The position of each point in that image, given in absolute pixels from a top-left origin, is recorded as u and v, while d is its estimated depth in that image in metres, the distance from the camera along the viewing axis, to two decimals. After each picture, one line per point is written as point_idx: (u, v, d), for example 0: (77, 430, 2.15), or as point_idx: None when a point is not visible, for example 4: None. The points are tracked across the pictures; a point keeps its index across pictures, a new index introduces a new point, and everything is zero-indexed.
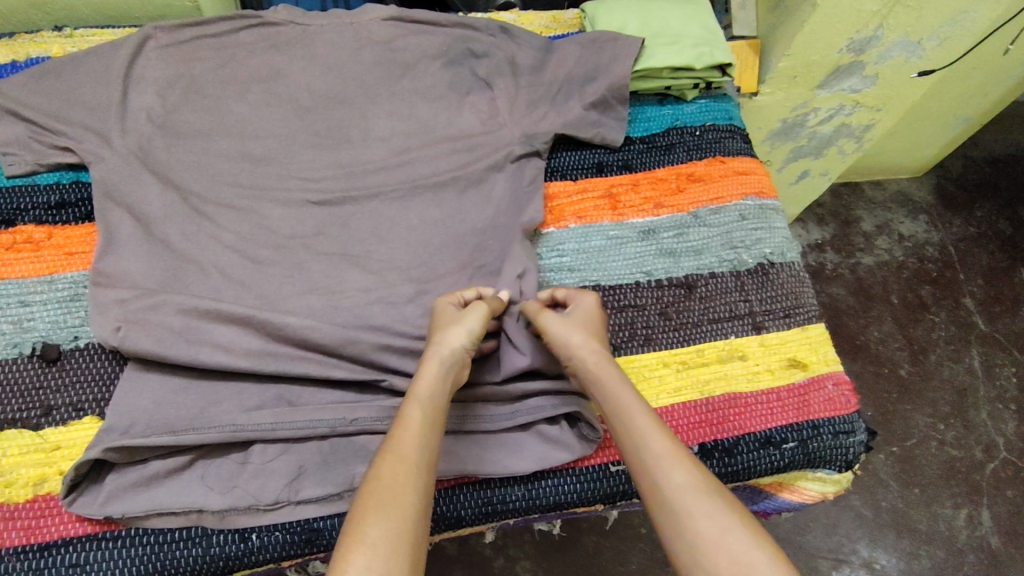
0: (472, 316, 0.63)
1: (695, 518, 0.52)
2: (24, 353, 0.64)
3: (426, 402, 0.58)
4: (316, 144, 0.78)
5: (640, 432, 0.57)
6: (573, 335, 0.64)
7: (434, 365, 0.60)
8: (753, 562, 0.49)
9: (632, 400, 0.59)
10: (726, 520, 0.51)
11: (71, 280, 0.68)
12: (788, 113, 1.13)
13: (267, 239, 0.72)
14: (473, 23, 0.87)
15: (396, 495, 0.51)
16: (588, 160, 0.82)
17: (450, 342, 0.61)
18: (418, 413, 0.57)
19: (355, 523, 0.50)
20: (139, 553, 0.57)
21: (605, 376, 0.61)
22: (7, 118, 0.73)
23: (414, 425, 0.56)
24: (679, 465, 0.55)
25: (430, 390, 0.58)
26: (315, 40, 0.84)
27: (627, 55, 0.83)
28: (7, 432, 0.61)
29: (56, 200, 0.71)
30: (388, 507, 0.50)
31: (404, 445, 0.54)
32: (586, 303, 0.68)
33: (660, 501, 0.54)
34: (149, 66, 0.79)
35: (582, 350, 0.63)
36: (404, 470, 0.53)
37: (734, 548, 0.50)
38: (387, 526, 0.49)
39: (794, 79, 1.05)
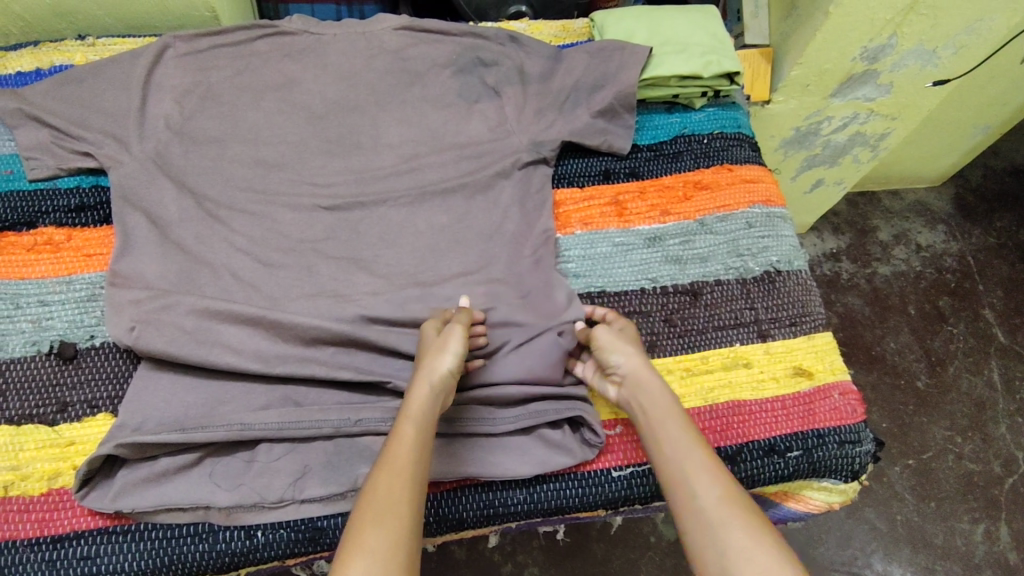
0: (453, 340, 0.63)
1: (724, 528, 0.53)
2: (42, 351, 0.66)
3: (419, 423, 0.59)
4: (328, 151, 0.80)
5: (678, 443, 0.59)
6: (622, 346, 0.65)
7: (424, 388, 0.61)
8: (779, 574, 0.50)
9: (672, 412, 0.61)
10: (760, 536, 0.52)
11: (88, 281, 0.69)
12: (801, 122, 1.13)
13: (279, 243, 0.73)
14: (482, 32, 0.88)
15: (390, 507, 0.54)
16: (595, 167, 0.83)
17: (438, 368, 0.62)
18: (410, 430, 0.59)
19: (354, 534, 0.53)
20: (148, 546, 0.59)
21: (650, 386, 0.63)
22: (30, 125, 0.76)
23: (407, 440, 0.58)
24: (716, 479, 0.56)
25: (422, 408, 0.60)
26: (329, 49, 0.86)
27: (634, 64, 0.84)
28: (24, 427, 0.63)
29: (76, 203, 0.73)
30: (385, 518, 0.53)
31: (398, 459, 0.57)
32: (628, 325, 0.69)
33: (691, 510, 0.55)
34: (167, 74, 0.81)
35: (631, 362, 0.65)
36: (397, 483, 0.55)
37: (761, 560, 0.51)
38: (383, 536, 0.52)
39: (806, 87, 1.05)
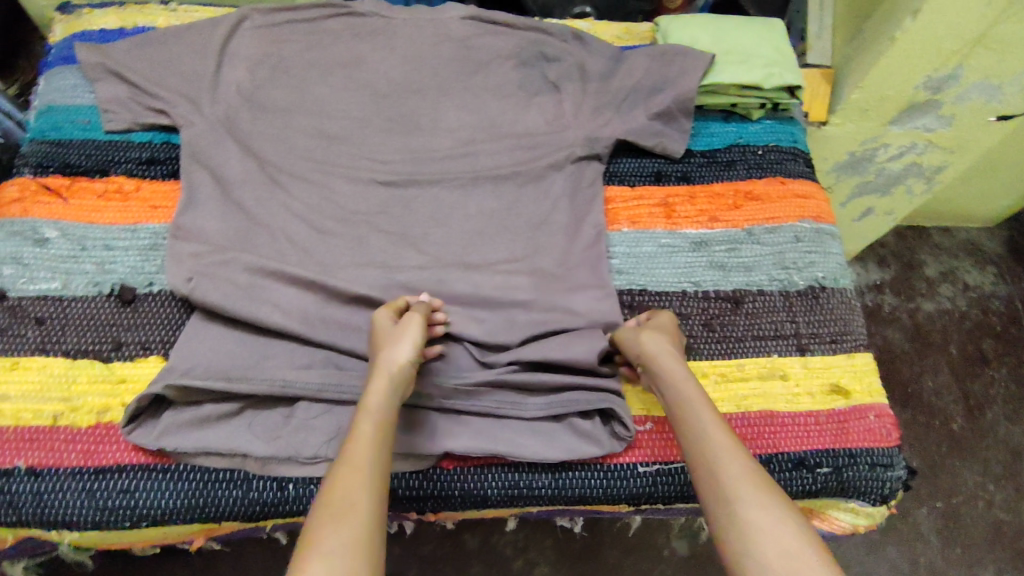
0: (412, 330, 0.63)
1: (747, 507, 0.52)
2: (103, 292, 0.69)
3: (378, 417, 0.57)
4: (388, 129, 0.82)
5: (701, 423, 0.58)
6: (644, 333, 0.66)
7: (381, 383, 0.60)
8: (804, 554, 0.49)
9: (697, 392, 0.61)
10: (780, 513, 0.52)
11: (153, 231, 0.72)
12: (857, 147, 1.11)
13: (335, 212, 0.76)
14: (547, 28, 0.90)
15: (347, 506, 0.51)
16: (647, 168, 0.84)
17: (397, 358, 0.61)
18: (368, 428, 0.57)
19: (313, 529, 0.50)
20: (185, 486, 0.61)
21: (669, 367, 0.63)
22: (111, 79, 0.79)
23: (365, 439, 0.56)
24: (735, 457, 0.56)
25: (379, 404, 0.58)
26: (397, 33, 0.88)
27: (696, 69, 0.84)
28: (80, 362, 0.65)
29: (147, 156, 0.76)
30: (343, 518, 0.50)
31: (356, 457, 0.54)
32: (663, 318, 0.70)
33: (713, 488, 0.55)
34: (243, 44, 0.84)
35: (653, 345, 0.65)
36: (355, 482, 0.53)
37: (785, 539, 0.50)
38: (343, 535, 0.50)
39: (865, 112, 1.04)
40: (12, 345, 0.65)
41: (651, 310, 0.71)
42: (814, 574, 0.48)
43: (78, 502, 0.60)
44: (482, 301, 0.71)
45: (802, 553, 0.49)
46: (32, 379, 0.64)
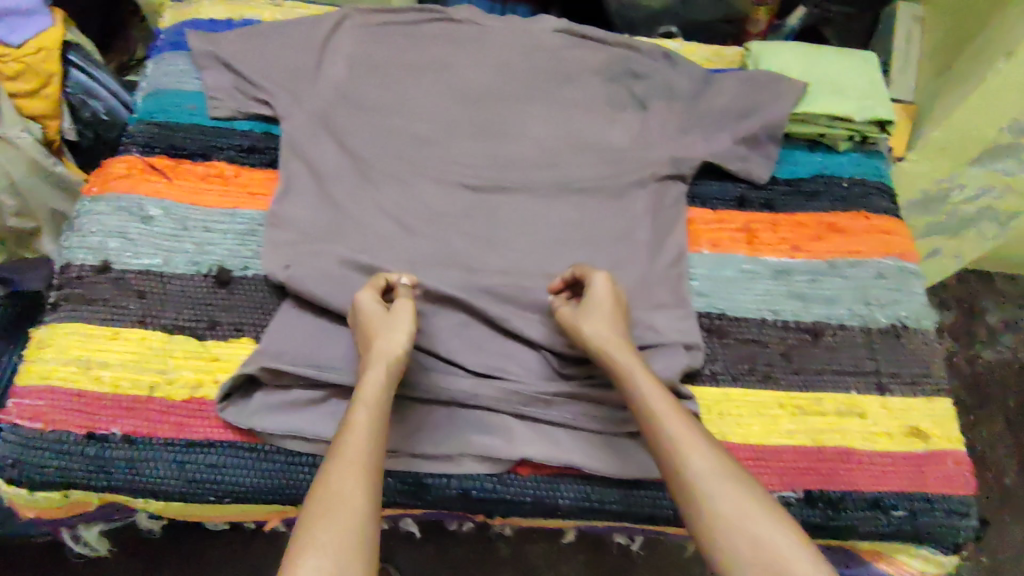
0: (403, 316, 0.63)
1: (715, 502, 0.51)
2: (201, 272, 0.71)
3: (372, 405, 0.56)
4: (476, 134, 0.83)
5: (654, 415, 0.57)
6: (592, 320, 0.65)
7: (377, 370, 0.59)
8: (780, 543, 0.48)
9: (652, 386, 0.59)
10: (749, 503, 0.51)
11: (250, 217, 0.75)
12: (931, 185, 1.08)
13: (421, 212, 0.77)
14: (637, 45, 0.90)
15: (336, 498, 0.49)
16: (731, 192, 0.83)
17: (393, 347, 0.61)
18: (363, 416, 0.55)
19: (306, 524, 0.48)
20: (270, 467, 0.63)
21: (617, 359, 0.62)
22: (219, 69, 0.83)
23: (358, 428, 0.54)
24: (695, 448, 0.54)
25: (376, 392, 0.57)
26: (490, 40, 0.89)
27: (787, 97, 0.84)
28: (176, 337, 0.68)
29: (248, 144, 0.79)
30: (337, 510, 0.49)
31: (351, 447, 0.53)
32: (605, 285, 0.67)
33: (681, 484, 0.53)
34: (342, 42, 0.87)
35: (601, 335, 0.64)
36: (349, 472, 0.51)
37: (755, 530, 0.49)
38: (335, 526, 0.48)
39: (946, 151, 1.02)
40: (115, 316, 0.69)
41: (588, 269, 0.69)
42: (789, 563, 0.47)
43: (166, 473, 0.62)
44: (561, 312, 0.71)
45: (777, 541, 0.48)
46: (132, 349, 0.67)
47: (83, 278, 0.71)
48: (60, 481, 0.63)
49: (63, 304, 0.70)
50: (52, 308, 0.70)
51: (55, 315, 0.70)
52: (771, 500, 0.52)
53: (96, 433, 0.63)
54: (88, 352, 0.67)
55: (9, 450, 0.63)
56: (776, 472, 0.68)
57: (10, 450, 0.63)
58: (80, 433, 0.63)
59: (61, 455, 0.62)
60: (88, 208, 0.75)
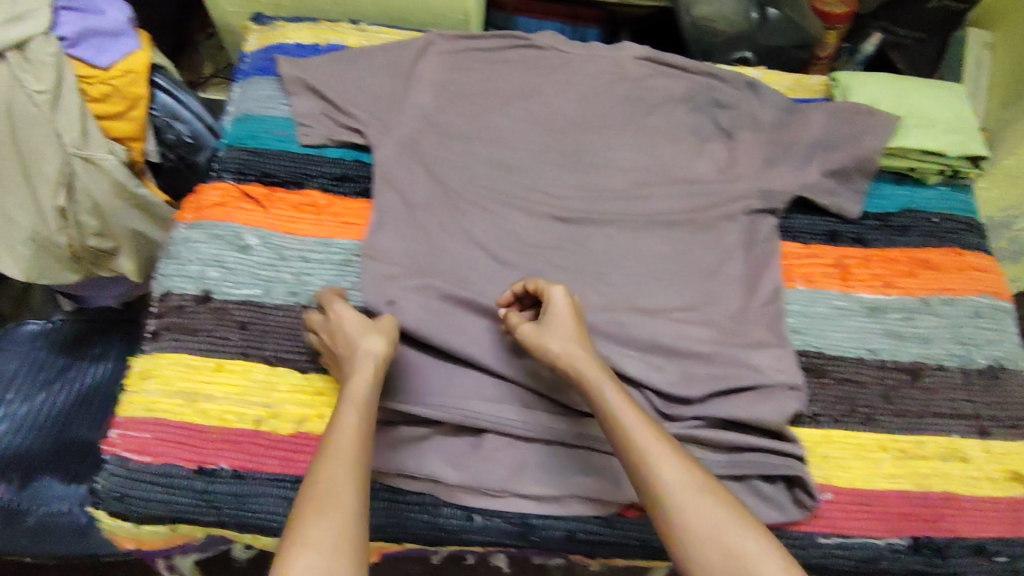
0: (384, 333, 0.64)
1: (685, 513, 0.51)
2: (301, 303, 0.72)
3: (355, 411, 0.57)
4: (562, 164, 0.81)
5: (626, 427, 0.56)
6: (553, 335, 0.62)
7: (361, 370, 0.60)
8: (748, 549, 0.49)
9: (617, 394, 0.58)
10: (717, 510, 0.51)
11: (344, 246, 0.75)
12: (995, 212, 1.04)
13: (513, 244, 0.75)
14: (720, 73, 0.88)
15: (322, 506, 0.50)
16: (821, 227, 0.82)
17: (368, 357, 0.61)
18: (352, 415, 0.57)
19: (298, 525, 0.50)
20: (376, 506, 0.63)
21: (584, 371, 0.60)
22: (307, 94, 0.83)
23: (349, 427, 0.56)
24: (665, 458, 0.54)
25: (362, 392, 0.59)
26: (573, 68, 0.88)
27: (882, 132, 0.83)
28: (280, 369, 0.68)
29: (339, 172, 0.79)
30: (328, 509, 0.50)
31: (341, 447, 0.54)
32: (562, 296, 0.65)
33: (652, 497, 0.53)
34: (428, 67, 0.86)
35: (565, 351, 0.61)
36: (340, 471, 0.53)
37: (726, 540, 0.50)
38: (322, 532, 0.49)
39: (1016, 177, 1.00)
40: (217, 347, 0.69)
41: (545, 283, 0.66)
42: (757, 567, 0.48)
43: (275, 509, 0.63)
44: (660, 350, 0.70)
45: (746, 545, 0.49)
46: (236, 382, 0.67)
47: (185, 307, 0.71)
48: (168, 515, 0.63)
49: (164, 333, 0.70)
50: (151, 337, 0.70)
51: (154, 345, 0.69)
52: (741, 507, 0.52)
53: (205, 467, 0.64)
54: (193, 384, 0.67)
55: (117, 483, 0.63)
56: (881, 518, 0.67)
57: (118, 483, 0.63)
58: (188, 468, 0.64)
59: (171, 489, 0.63)
60: (183, 235, 0.75)
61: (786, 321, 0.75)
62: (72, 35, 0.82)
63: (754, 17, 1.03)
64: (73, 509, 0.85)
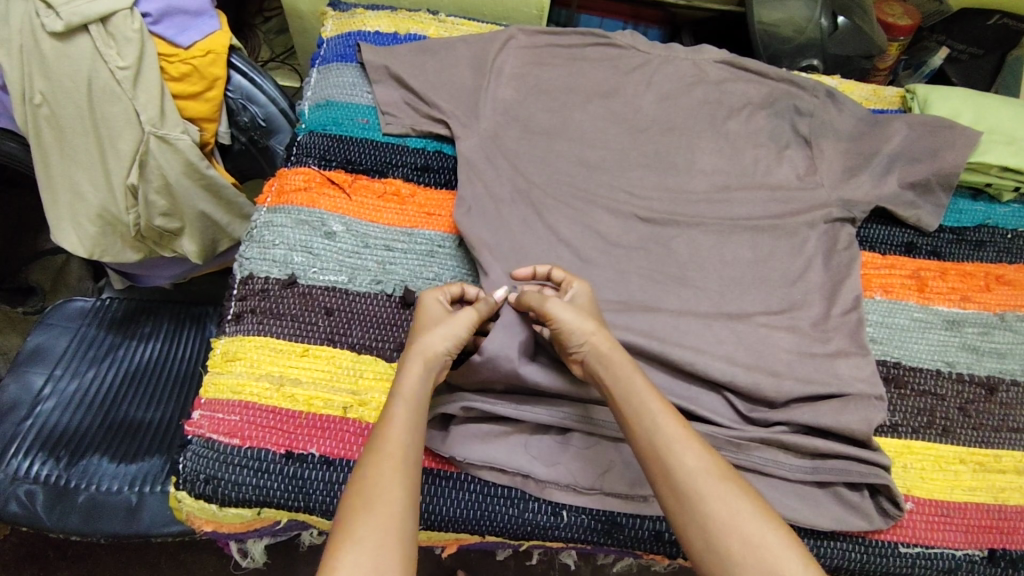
0: (455, 321, 0.63)
1: (708, 502, 0.52)
2: (385, 291, 0.72)
3: (410, 401, 0.57)
4: (646, 165, 0.83)
5: (649, 416, 0.56)
6: (583, 320, 0.62)
7: (417, 367, 0.60)
8: (771, 543, 0.49)
9: (645, 384, 0.59)
10: (738, 503, 0.51)
11: (429, 237, 0.76)
12: None
13: (597, 242, 0.77)
14: (799, 81, 0.90)
15: (376, 495, 0.51)
16: (898, 238, 0.83)
17: (433, 344, 0.61)
18: (404, 414, 0.57)
19: (347, 524, 0.49)
20: (466, 496, 0.63)
21: (613, 358, 0.60)
22: (390, 84, 0.83)
23: (397, 425, 0.56)
24: (688, 447, 0.55)
25: (414, 391, 0.58)
26: (654, 69, 0.89)
27: (962, 145, 0.83)
28: (365, 357, 0.68)
29: (422, 163, 0.80)
30: (374, 507, 0.50)
31: (390, 444, 0.54)
32: (582, 291, 0.66)
33: (676, 486, 0.53)
34: (508, 60, 0.87)
35: (594, 337, 0.61)
36: (389, 469, 0.53)
37: (747, 530, 0.50)
38: (373, 521, 0.49)
39: None
40: (303, 332, 0.69)
41: (569, 276, 0.68)
42: (780, 561, 0.48)
43: None
44: (746, 353, 0.71)
45: (769, 538, 0.50)
46: (322, 367, 0.67)
47: (268, 291, 0.70)
48: (256, 499, 0.62)
49: (247, 316, 0.69)
50: (234, 319, 0.70)
51: (238, 327, 0.69)
52: (762, 501, 0.53)
53: (294, 451, 0.63)
54: (279, 367, 0.67)
55: (205, 464, 0.62)
56: (961, 529, 0.67)
57: (206, 464, 0.62)
58: (277, 452, 0.63)
59: (260, 472, 0.62)
60: (266, 218, 0.74)
61: (866, 328, 0.75)
62: (155, 11, 0.82)
63: (825, 23, 1.04)
64: (126, 489, 0.81)
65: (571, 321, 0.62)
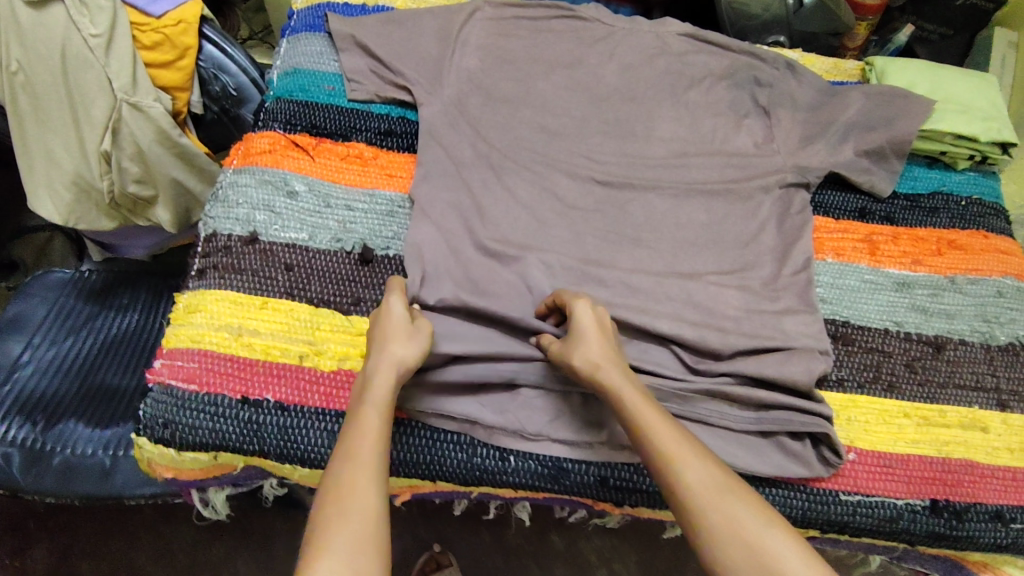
0: (419, 333, 0.62)
1: (715, 518, 0.52)
2: (345, 249, 0.74)
3: (380, 408, 0.57)
4: (607, 132, 0.85)
5: (655, 435, 0.56)
6: (581, 356, 0.62)
7: (387, 375, 0.59)
8: (777, 554, 0.49)
9: (645, 401, 0.59)
10: (751, 516, 0.51)
11: (390, 198, 0.78)
12: None
13: (555, 204, 0.79)
14: (760, 53, 0.92)
15: (351, 503, 0.51)
16: (852, 203, 0.85)
17: (398, 356, 0.60)
18: (374, 419, 0.57)
19: (319, 533, 0.49)
20: (415, 441, 0.65)
21: (616, 382, 0.60)
22: (357, 52, 0.85)
23: (366, 431, 0.56)
24: (696, 463, 0.54)
25: (384, 397, 0.58)
26: (617, 41, 0.91)
27: (916, 114, 0.85)
28: (323, 310, 0.70)
29: (385, 127, 0.82)
30: (348, 516, 0.50)
31: (362, 453, 0.54)
32: (587, 316, 0.64)
33: (681, 502, 0.53)
34: (474, 31, 0.89)
35: (597, 369, 0.61)
36: (361, 477, 0.53)
37: (755, 543, 0.50)
38: (349, 529, 0.49)
39: None
40: (262, 286, 0.70)
41: (571, 300, 0.66)
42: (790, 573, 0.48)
43: (318, 440, 0.65)
44: (695, 311, 0.73)
45: (777, 547, 0.49)
46: (280, 319, 0.69)
47: (230, 247, 0.72)
48: (212, 443, 0.64)
49: (210, 271, 0.71)
50: (197, 275, 0.71)
51: (201, 282, 0.71)
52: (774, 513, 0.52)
53: (249, 397, 0.65)
54: (238, 319, 0.68)
55: (163, 409, 0.64)
56: (903, 480, 0.69)
57: (165, 409, 0.64)
58: (233, 397, 0.65)
59: (217, 417, 0.64)
60: (231, 179, 0.76)
61: (814, 288, 0.77)
62: None
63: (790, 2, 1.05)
64: (100, 452, 0.84)
65: (571, 362, 0.62)
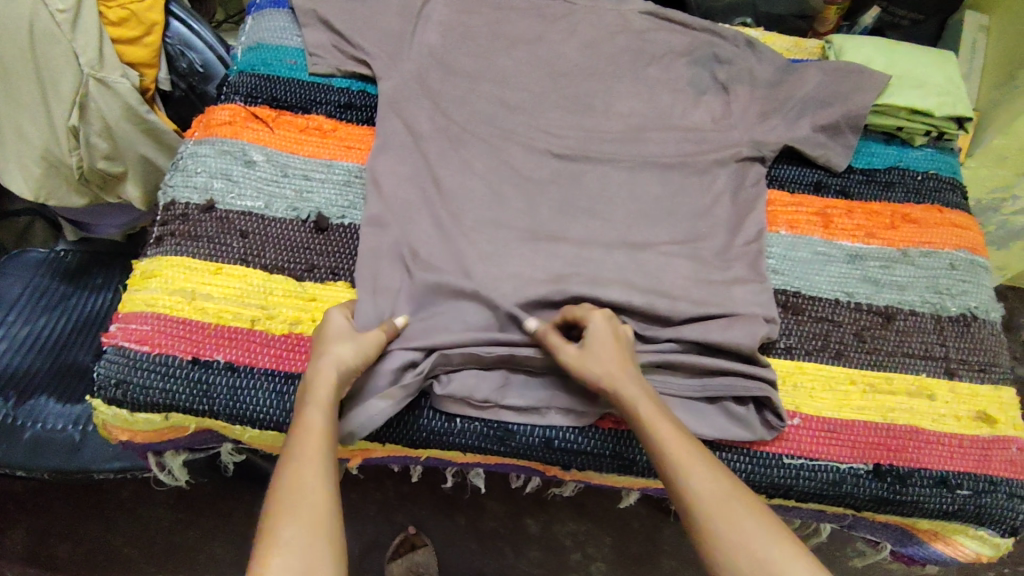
0: (365, 338, 0.63)
1: (718, 524, 0.51)
2: (300, 218, 0.75)
3: (324, 406, 0.58)
4: (565, 107, 0.86)
5: (660, 442, 0.57)
6: (593, 364, 0.62)
7: (328, 373, 0.60)
8: (776, 559, 0.48)
9: (652, 409, 0.59)
10: (749, 520, 0.51)
11: (347, 169, 0.79)
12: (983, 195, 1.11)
13: (511, 176, 0.80)
14: (720, 31, 0.92)
15: (301, 499, 0.51)
16: (808, 178, 0.86)
17: (344, 358, 0.61)
18: (318, 417, 0.57)
19: (269, 530, 0.50)
20: None
21: (624, 390, 0.60)
22: (319, 27, 0.87)
23: (313, 429, 0.56)
24: (700, 470, 0.54)
25: (327, 395, 0.59)
26: (579, 18, 0.92)
27: (871, 89, 0.86)
28: (276, 276, 0.71)
29: (345, 100, 0.83)
30: (297, 510, 0.50)
31: (309, 449, 0.54)
32: (602, 327, 0.64)
33: (686, 508, 0.53)
34: (436, 7, 0.90)
35: (610, 376, 0.61)
36: (309, 472, 0.53)
37: (755, 547, 0.49)
38: (299, 524, 0.49)
39: (1003, 159, 1.05)
40: (217, 252, 0.71)
41: (588, 312, 0.66)
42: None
43: (268, 402, 0.66)
44: (644, 280, 0.73)
45: (773, 550, 0.49)
46: (233, 285, 0.70)
47: (187, 215, 0.73)
48: (163, 403, 0.66)
49: (167, 237, 0.72)
50: (155, 242, 0.72)
51: (158, 249, 0.72)
52: (775, 518, 0.52)
53: (200, 358, 0.67)
54: (192, 284, 0.70)
55: (115, 369, 0.65)
56: (847, 444, 0.70)
57: (117, 369, 0.65)
58: (185, 358, 0.67)
59: (167, 376, 0.65)
60: (191, 150, 0.77)
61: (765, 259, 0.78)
62: None
63: None
64: (70, 427, 0.85)
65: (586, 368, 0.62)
